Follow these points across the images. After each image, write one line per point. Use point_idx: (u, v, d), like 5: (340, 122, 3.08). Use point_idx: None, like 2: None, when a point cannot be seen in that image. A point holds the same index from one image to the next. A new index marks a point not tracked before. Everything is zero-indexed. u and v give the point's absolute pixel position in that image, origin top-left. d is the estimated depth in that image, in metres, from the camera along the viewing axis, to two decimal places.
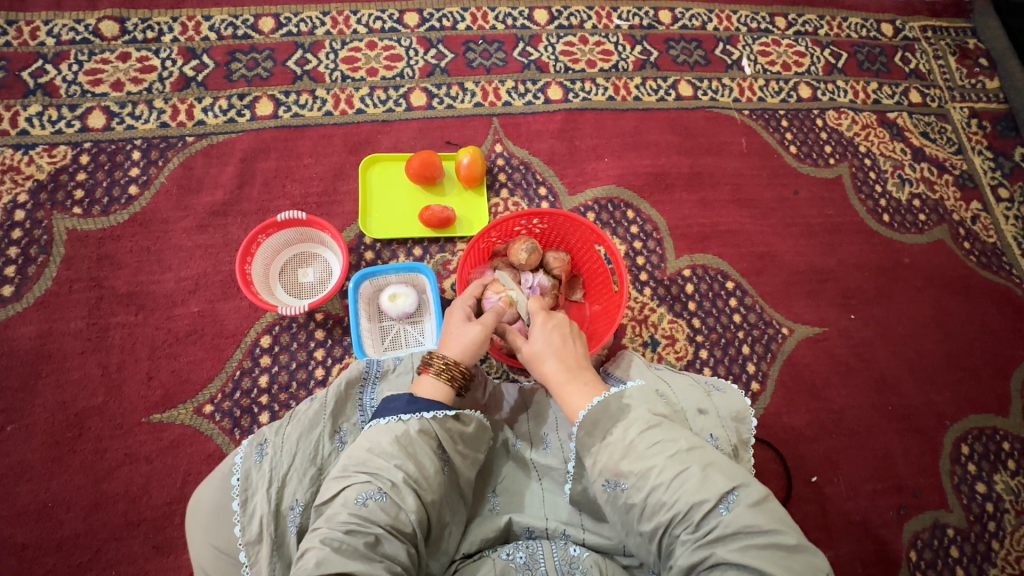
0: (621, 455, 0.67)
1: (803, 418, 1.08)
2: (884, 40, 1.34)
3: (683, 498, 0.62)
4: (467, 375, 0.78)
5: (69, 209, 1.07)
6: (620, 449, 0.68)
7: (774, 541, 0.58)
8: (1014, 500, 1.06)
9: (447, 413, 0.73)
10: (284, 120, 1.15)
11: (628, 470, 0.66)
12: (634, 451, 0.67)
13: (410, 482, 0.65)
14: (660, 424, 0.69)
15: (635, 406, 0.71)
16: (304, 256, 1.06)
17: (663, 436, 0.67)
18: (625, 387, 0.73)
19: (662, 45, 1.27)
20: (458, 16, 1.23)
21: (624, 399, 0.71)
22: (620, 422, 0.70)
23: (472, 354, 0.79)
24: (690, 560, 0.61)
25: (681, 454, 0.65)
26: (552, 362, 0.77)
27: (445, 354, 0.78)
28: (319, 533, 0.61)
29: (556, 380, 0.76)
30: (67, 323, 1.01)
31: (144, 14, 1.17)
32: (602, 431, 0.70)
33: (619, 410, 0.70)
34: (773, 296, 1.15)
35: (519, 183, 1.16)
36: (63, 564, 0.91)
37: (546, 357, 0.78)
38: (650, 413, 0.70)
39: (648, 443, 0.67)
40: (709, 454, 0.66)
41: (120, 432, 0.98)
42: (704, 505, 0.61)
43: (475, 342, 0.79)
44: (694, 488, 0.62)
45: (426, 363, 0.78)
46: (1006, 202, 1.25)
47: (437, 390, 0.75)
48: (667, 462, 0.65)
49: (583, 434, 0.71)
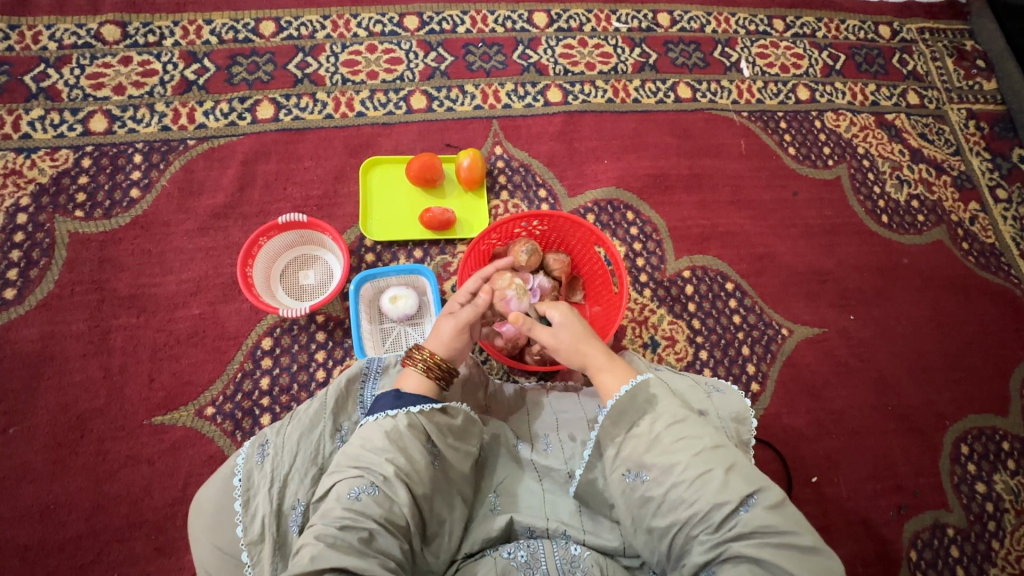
0: (646, 448, 0.69)
1: (803, 418, 1.08)
2: (881, 42, 1.35)
3: (703, 498, 0.64)
4: (449, 368, 0.79)
5: (71, 212, 1.07)
6: (645, 441, 0.69)
7: (792, 543, 0.60)
8: (1014, 500, 1.06)
9: (433, 407, 0.74)
10: (284, 123, 1.15)
11: (651, 463, 0.68)
12: (660, 444, 0.68)
13: (401, 475, 0.66)
14: (686, 419, 0.70)
15: (662, 399, 0.72)
16: (305, 259, 1.07)
17: (690, 433, 0.69)
18: (651, 376, 0.75)
19: (661, 48, 1.28)
20: (457, 20, 1.24)
21: (651, 390, 0.73)
22: (647, 414, 0.71)
23: (451, 347, 0.80)
24: (705, 557, 0.63)
25: (705, 453, 0.67)
26: (591, 346, 0.78)
27: (426, 348, 0.80)
28: (315, 530, 0.61)
29: (596, 364, 0.77)
30: (68, 326, 1.02)
31: (145, 18, 1.18)
32: (628, 422, 0.71)
33: (647, 402, 0.72)
34: (773, 297, 1.15)
35: (519, 185, 1.17)
36: (65, 566, 0.91)
37: (586, 340, 0.78)
38: (677, 408, 0.72)
39: (673, 439, 0.68)
40: (732, 455, 0.67)
41: (121, 434, 0.98)
42: (724, 505, 0.63)
43: (450, 336, 0.80)
44: (715, 488, 0.64)
45: (408, 358, 0.79)
46: (1003, 203, 1.25)
47: (421, 385, 0.77)
48: (691, 460, 0.66)
49: (608, 423, 0.72)
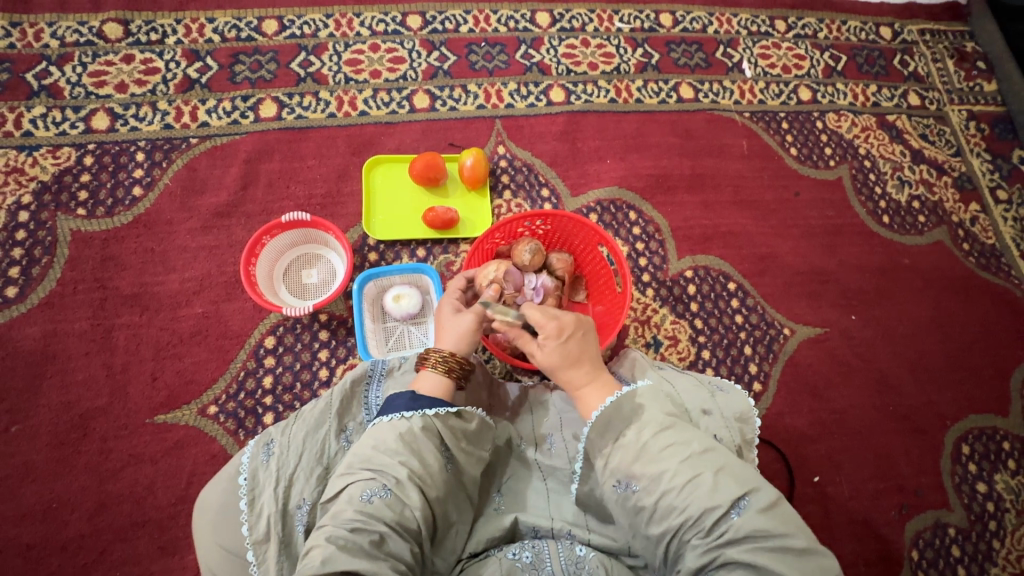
0: (634, 458, 0.69)
1: (805, 418, 1.09)
2: (882, 44, 1.35)
3: (695, 503, 0.64)
4: (465, 365, 0.80)
5: (73, 210, 1.07)
6: (633, 451, 0.69)
7: (786, 545, 0.60)
8: (1014, 500, 1.07)
9: (449, 410, 0.74)
10: (287, 122, 1.15)
11: (640, 472, 0.68)
12: (648, 453, 0.68)
13: (414, 479, 0.66)
14: (673, 426, 0.70)
15: (647, 407, 0.72)
16: (309, 257, 1.07)
17: (677, 439, 0.69)
18: (636, 386, 0.75)
19: (663, 48, 1.28)
20: (460, 19, 1.24)
21: (636, 400, 0.73)
22: (633, 424, 0.71)
23: (468, 344, 0.80)
24: (699, 563, 0.63)
25: (694, 458, 0.67)
26: (561, 370, 0.78)
27: (441, 349, 0.80)
28: (326, 531, 0.61)
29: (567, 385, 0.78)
30: (71, 325, 1.02)
31: (147, 16, 1.17)
32: (614, 433, 0.71)
33: (632, 412, 0.72)
34: (775, 298, 1.16)
35: (522, 184, 1.17)
36: (68, 565, 0.91)
37: (555, 365, 0.77)
38: (662, 415, 0.72)
39: (661, 446, 0.68)
40: (721, 458, 0.67)
41: (124, 433, 0.98)
42: (715, 510, 0.63)
43: (470, 330, 0.81)
44: (706, 492, 0.64)
45: (423, 359, 0.79)
46: (1004, 203, 1.26)
47: (437, 386, 0.77)
48: (681, 466, 0.66)
49: (594, 435, 0.72)
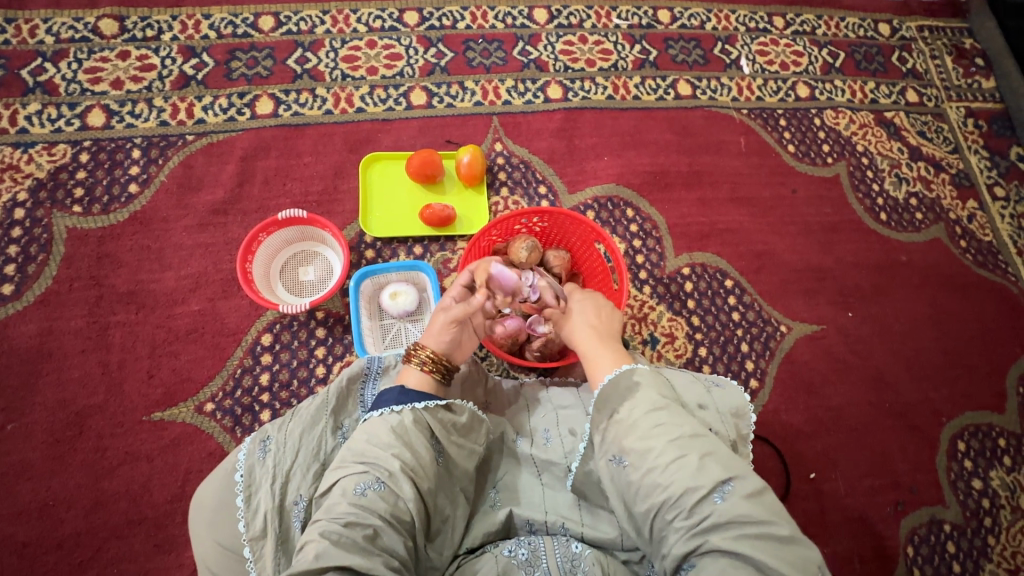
0: (626, 433, 0.70)
1: (801, 415, 1.09)
2: (881, 40, 1.35)
3: (677, 482, 0.64)
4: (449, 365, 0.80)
5: (69, 207, 1.07)
6: (625, 427, 0.70)
7: (767, 532, 0.60)
8: (1009, 496, 1.07)
9: (437, 403, 0.75)
10: (284, 119, 1.15)
11: (629, 448, 0.69)
12: (638, 429, 0.69)
13: (406, 471, 0.66)
14: (666, 407, 0.71)
15: (643, 386, 0.73)
16: (305, 255, 1.06)
17: (668, 419, 0.69)
18: (637, 365, 0.76)
19: (661, 45, 1.28)
20: (457, 16, 1.23)
21: (634, 376, 0.74)
22: (627, 400, 0.72)
23: (449, 344, 0.80)
24: (684, 548, 0.62)
25: (682, 440, 0.67)
26: (581, 328, 0.83)
27: (425, 346, 0.80)
28: (319, 526, 0.61)
29: (585, 347, 0.81)
30: (67, 322, 1.01)
31: (143, 12, 1.17)
32: (611, 409, 0.73)
33: (628, 388, 0.73)
34: (772, 295, 1.16)
35: (518, 182, 1.17)
36: (64, 563, 0.91)
37: (577, 322, 0.84)
38: (657, 395, 0.72)
39: (651, 424, 0.69)
40: (711, 444, 0.67)
41: (120, 430, 0.98)
42: (698, 491, 0.63)
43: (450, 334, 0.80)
44: (690, 473, 0.64)
45: (409, 356, 0.80)
46: (1001, 201, 1.26)
47: (422, 381, 0.78)
48: (667, 446, 0.67)
49: (594, 412, 0.74)
